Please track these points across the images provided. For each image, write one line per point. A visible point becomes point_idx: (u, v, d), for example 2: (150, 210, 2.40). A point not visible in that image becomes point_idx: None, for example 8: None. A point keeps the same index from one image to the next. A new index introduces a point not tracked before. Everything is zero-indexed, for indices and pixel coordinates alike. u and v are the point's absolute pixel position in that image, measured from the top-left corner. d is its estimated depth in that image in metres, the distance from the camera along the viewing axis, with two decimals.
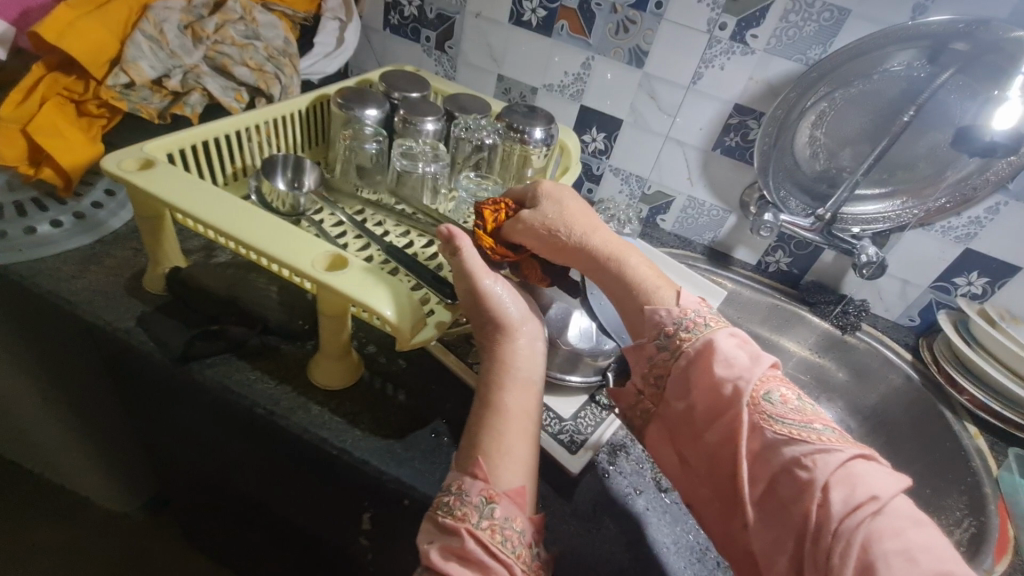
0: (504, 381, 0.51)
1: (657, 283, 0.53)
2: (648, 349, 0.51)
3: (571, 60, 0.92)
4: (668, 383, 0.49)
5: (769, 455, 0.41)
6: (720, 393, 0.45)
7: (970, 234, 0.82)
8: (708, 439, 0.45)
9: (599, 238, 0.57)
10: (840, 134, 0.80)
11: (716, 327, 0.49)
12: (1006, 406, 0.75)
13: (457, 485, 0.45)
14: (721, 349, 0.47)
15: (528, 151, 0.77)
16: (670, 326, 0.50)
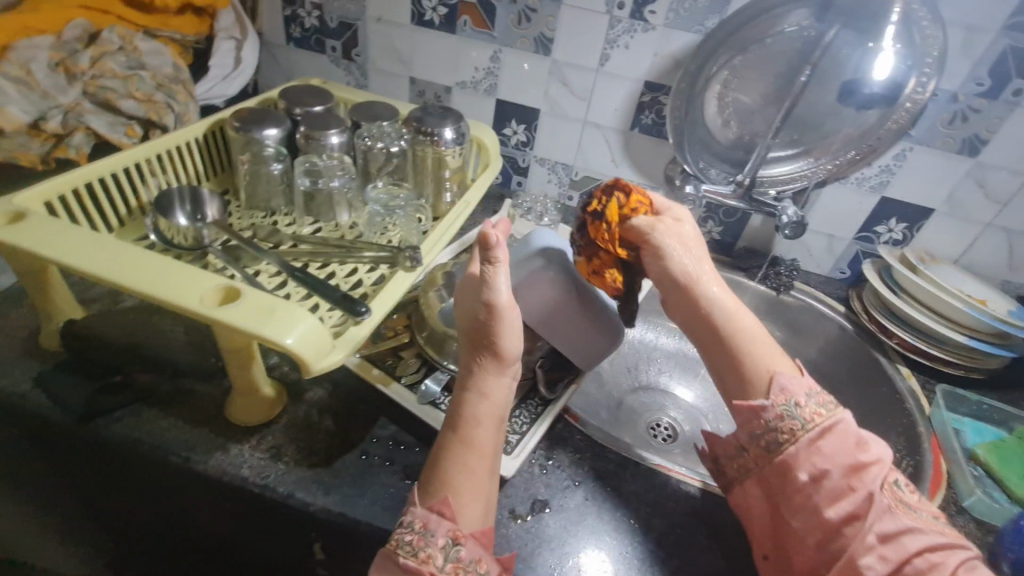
0: (485, 415, 0.50)
1: (775, 355, 0.54)
2: (772, 414, 0.50)
3: (479, 55, 0.91)
4: (791, 451, 0.49)
5: (893, 540, 0.45)
6: (858, 471, 0.47)
7: (883, 182, 0.84)
8: (827, 513, 0.47)
9: (713, 299, 0.57)
10: (747, 101, 0.81)
11: (837, 408, 0.50)
12: (932, 345, 0.77)
13: (419, 523, 0.45)
14: (849, 429, 0.49)
15: (441, 153, 0.76)
16: (804, 400, 0.51)
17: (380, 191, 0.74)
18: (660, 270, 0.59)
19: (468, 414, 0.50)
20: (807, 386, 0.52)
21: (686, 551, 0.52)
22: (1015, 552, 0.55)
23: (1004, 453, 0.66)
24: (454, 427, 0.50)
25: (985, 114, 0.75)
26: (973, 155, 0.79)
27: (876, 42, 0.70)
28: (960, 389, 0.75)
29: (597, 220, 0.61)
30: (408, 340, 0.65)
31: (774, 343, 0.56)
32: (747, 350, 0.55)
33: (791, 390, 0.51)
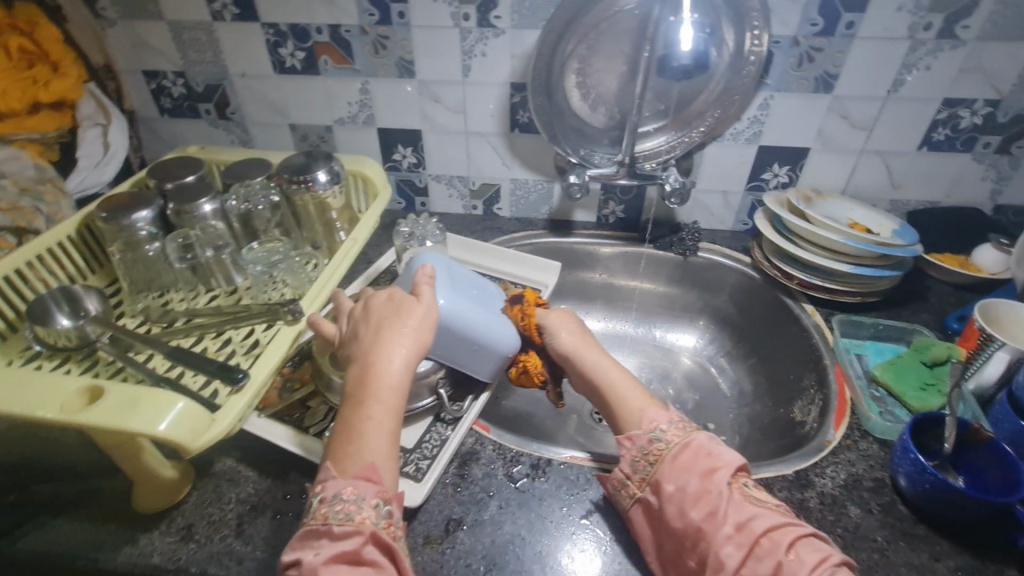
0: (397, 383, 0.53)
1: (644, 399, 0.59)
2: (642, 440, 0.55)
3: (348, 90, 0.92)
4: (658, 470, 0.52)
5: (746, 528, 0.47)
6: (710, 474, 0.50)
7: (756, 132, 0.87)
8: (693, 516, 0.49)
9: (602, 366, 0.63)
10: (608, 83, 0.83)
11: (695, 431, 0.55)
12: (826, 278, 0.80)
13: (348, 493, 0.47)
14: (701, 443, 0.53)
15: (322, 197, 0.78)
16: (667, 425, 0.55)
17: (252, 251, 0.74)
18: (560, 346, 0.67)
19: (378, 382, 0.52)
20: (670, 415, 0.57)
21: (598, 534, 0.54)
22: (905, 466, 0.55)
23: (900, 368, 0.68)
24: (363, 395, 0.52)
25: (827, 51, 0.78)
26: (828, 91, 0.81)
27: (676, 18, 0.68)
28: (859, 315, 0.79)
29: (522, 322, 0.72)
30: (313, 390, 0.66)
31: (642, 390, 0.61)
32: (621, 400, 0.60)
33: (657, 419, 0.56)
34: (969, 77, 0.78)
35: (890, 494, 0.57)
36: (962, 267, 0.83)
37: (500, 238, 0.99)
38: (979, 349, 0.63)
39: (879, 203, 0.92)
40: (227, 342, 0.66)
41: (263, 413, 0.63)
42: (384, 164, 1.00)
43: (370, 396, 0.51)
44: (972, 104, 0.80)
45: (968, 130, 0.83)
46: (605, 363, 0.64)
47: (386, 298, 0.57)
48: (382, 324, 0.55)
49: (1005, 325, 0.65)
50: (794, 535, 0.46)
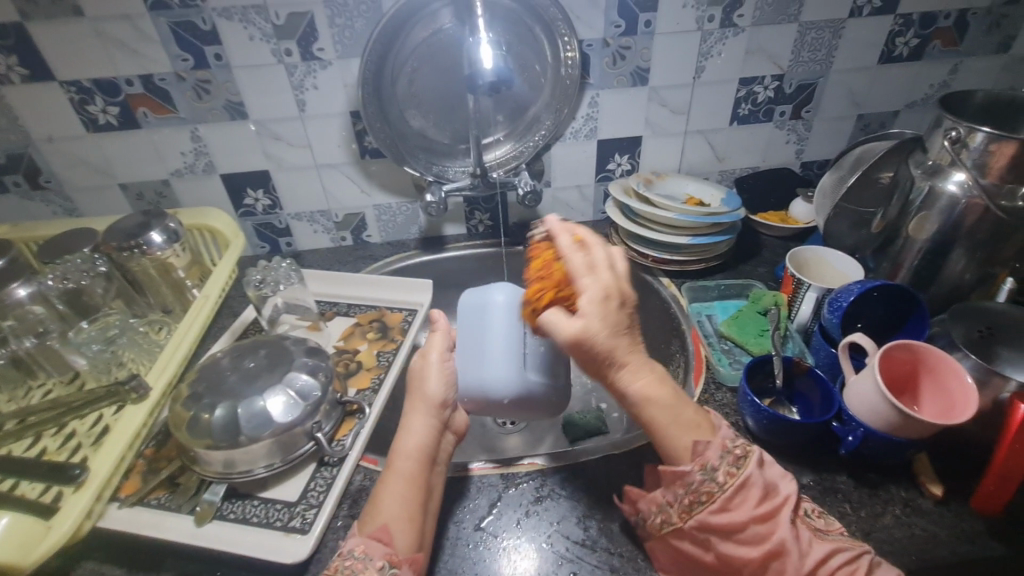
0: (410, 451, 0.54)
1: (693, 427, 0.50)
2: (690, 478, 0.49)
3: (178, 139, 0.86)
4: (707, 511, 0.48)
5: (823, 565, 0.45)
6: (774, 514, 0.47)
7: (592, 128, 0.93)
8: (754, 557, 0.46)
9: (630, 374, 0.51)
10: (444, 101, 0.85)
11: (748, 462, 0.48)
12: (673, 252, 0.88)
13: (359, 550, 0.46)
14: (760, 480, 0.47)
15: (162, 258, 0.73)
16: (718, 462, 0.48)
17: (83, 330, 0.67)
18: (579, 353, 0.50)
19: (395, 452, 0.55)
20: (722, 445, 0.49)
21: (493, 539, 0.56)
22: (748, 408, 0.61)
23: (742, 321, 0.76)
24: (387, 463, 0.54)
25: (635, 49, 0.86)
26: (644, 84, 0.90)
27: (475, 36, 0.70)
28: (703, 279, 0.88)
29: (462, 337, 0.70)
30: (179, 464, 0.61)
31: (692, 407, 0.52)
32: (650, 419, 0.51)
33: (707, 454, 0.48)
34: (755, 58, 0.89)
35: (744, 435, 0.64)
36: (783, 222, 0.95)
37: (373, 265, 0.98)
38: (795, 293, 0.72)
39: (711, 175, 1.03)
40: (70, 437, 0.59)
41: (125, 504, 0.57)
42: (236, 210, 0.96)
43: (395, 461, 0.54)
44: (763, 81, 0.92)
45: (765, 103, 0.95)
46: (637, 382, 0.51)
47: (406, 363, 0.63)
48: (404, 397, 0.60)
49: (813, 268, 0.76)
50: (868, 562, 0.46)
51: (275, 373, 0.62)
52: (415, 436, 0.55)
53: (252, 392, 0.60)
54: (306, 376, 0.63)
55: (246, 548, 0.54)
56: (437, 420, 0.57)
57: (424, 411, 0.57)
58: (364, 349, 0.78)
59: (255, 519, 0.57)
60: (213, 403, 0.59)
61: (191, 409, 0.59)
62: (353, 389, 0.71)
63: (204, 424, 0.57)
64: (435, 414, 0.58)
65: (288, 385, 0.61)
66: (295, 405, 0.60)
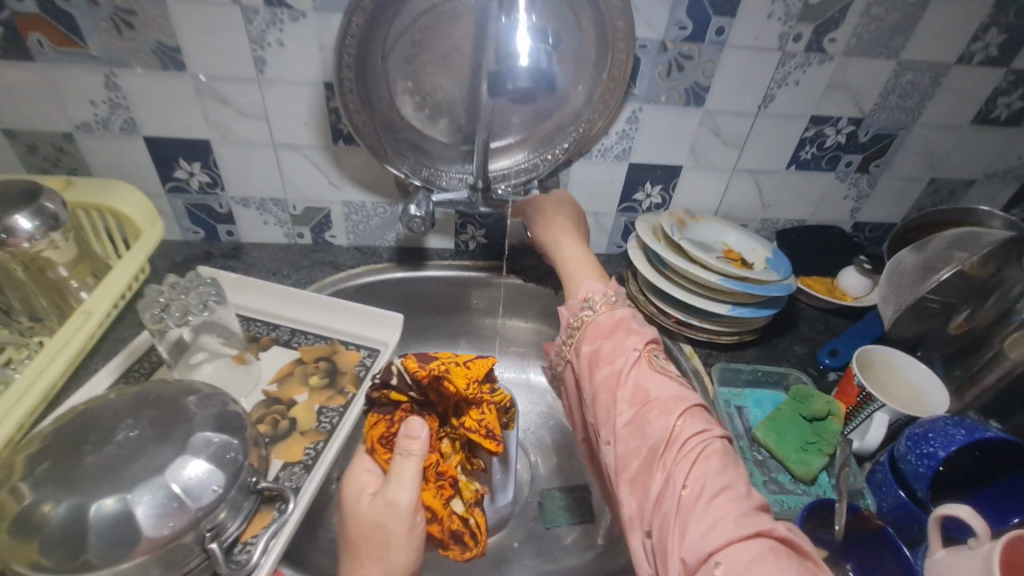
0: None
1: (613, 327, 0.58)
2: (576, 309, 0.62)
3: (86, 83, 0.65)
4: (582, 337, 0.59)
5: (638, 385, 0.52)
6: (623, 337, 0.57)
7: (625, 148, 0.76)
8: (588, 374, 0.56)
9: (573, 252, 0.73)
10: (449, 89, 0.66)
11: (631, 314, 0.60)
12: (703, 319, 0.71)
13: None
14: (624, 319, 0.59)
15: (32, 251, 0.53)
16: (599, 298, 0.61)
17: None
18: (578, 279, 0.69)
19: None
20: (604, 291, 0.62)
21: None
22: None
23: (780, 426, 0.61)
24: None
25: (697, 60, 0.68)
26: (699, 104, 0.72)
27: (509, 17, 0.50)
28: (735, 360, 0.72)
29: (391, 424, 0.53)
30: None
31: (593, 263, 0.71)
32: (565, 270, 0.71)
33: (592, 291, 0.63)
34: (834, 94, 0.73)
35: None
36: (830, 294, 0.80)
37: (333, 276, 0.79)
38: (860, 406, 0.57)
39: (751, 222, 0.87)
40: None
41: None
42: (163, 184, 0.74)
43: None
44: (837, 122, 0.76)
45: (832, 149, 0.78)
46: (571, 242, 0.73)
47: (347, 510, 0.47)
48: (345, 559, 0.46)
49: (876, 372, 0.61)
50: (684, 400, 0.50)
51: (159, 452, 0.44)
52: None
53: (117, 482, 0.41)
54: (201, 463, 0.44)
55: None
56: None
57: None
58: (302, 402, 0.60)
59: None
60: (56, 495, 0.40)
61: (22, 499, 0.41)
62: (277, 462, 0.54)
63: (40, 524, 0.40)
64: None
65: (186, 459, 0.44)
66: (181, 508, 0.42)
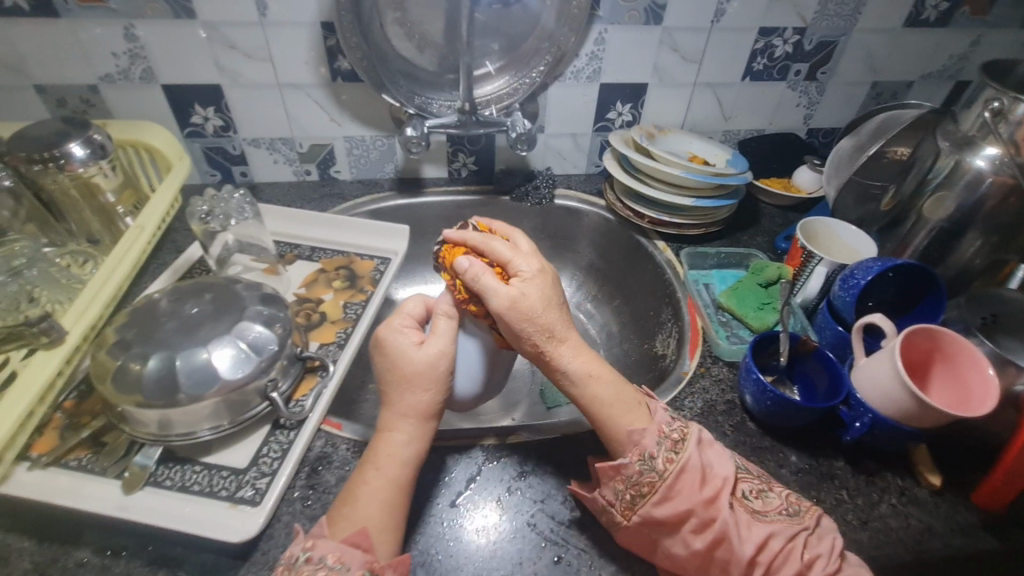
0: (403, 458, 0.49)
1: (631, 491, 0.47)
2: (630, 471, 0.48)
3: (108, 36, 0.72)
4: (655, 504, 0.47)
5: (761, 548, 0.45)
6: (711, 501, 0.46)
7: (596, 70, 0.83)
8: (699, 547, 0.45)
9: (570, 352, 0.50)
10: (433, 21, 0.74)
11: (686, 445, 0.48)
12: (673, 214, 0.82)
13: (334, 558, 0.43)
14: (695, 464, 0.47)
15: (85, 177, 0.61)
16: (656, 449, 0.48)
17: None
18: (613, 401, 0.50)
19: (383, 453, 0.49)
20: (657, 431, 0.49)
21: (468, 516, 0.51)
22: (750, 387, 0.57)
23: (741, 292, 0.72)
24: (370, 459, 0.49)
25: None
26: (658, 23, 0.80)
27: None
28: (703, 246, 0.82)
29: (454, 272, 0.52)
30: (106, 420, 0.53)
31: (633, 386, 0.52)
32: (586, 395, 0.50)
33: (643, 441, 0.48)
34: (779, 5, 0.81)
35: (740, 413, 0.60)
36: (785, 190, 0.90)
37: (341, 206, 0.88)
38: (803, 265, 0.68)
39: (714, 134, 0.96)
40: None
41: (36, 466, 0.49)
42: (181, 129, 0.82)
43: (367, 461, 0.48)
44: (783, 33, 0.84)
45: (782, 58, 0.87)
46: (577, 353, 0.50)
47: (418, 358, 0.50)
48: (391, 389, 0.51)
49: (821, 240, 0.72)
50: (805, 540, 0.45)
51: (222, 321, 0.53)
52: (410, 444, 0.49)
53: (193, 343, 0.51)
54: (260, 327, 0.54)
55: (181, 522, 0.46)
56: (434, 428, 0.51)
57: (424, 420, 0.50)
58: (329, 299, 0.69)
59: (195, 487, 0.50)
60: (145, 353, 0.50)
61: (118, 359, 0.50)
62: (315, 343, 0.63)
63: (135, 377, 0.49)
64: (430, 421, 0.51)
65: (242, 325, 0.54)
66: (248, 360, 0.52)
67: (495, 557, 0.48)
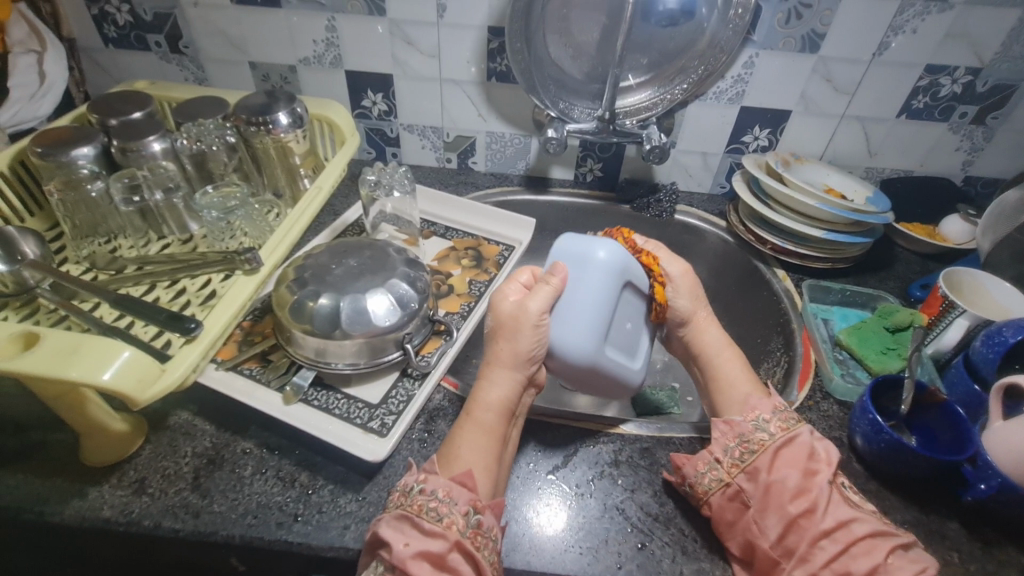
0: (491, 403, 0.56)
1: (738, 440, 0.55)
2: (742, 427, 0.56)
3: (313, 26, 0.85)
4: (761, 459, 0.53)
5: (846, 529, 0.48)
6: (812, 474, 0.52)
7: (739, 92, 0.84)
8: (789, 510, 0.50)
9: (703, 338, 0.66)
10: (589, 33, 0.80)
11: (798, 424, 0.55)
12: (799, 244, 0.81)
13: (443, 492, 0.48)
14: (806, 441, 0.54)
15: (284, 141, 0.73)
16: (770, 416, 0.56)
17: (208, 196, 0.70)
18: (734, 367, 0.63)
19: (476, 402, 0.56)
20: (773, 404, 0.57)
21: (560, 489, 0.55)
22: (863, 426, 0.56)
23: (864, 332, 0.70)
24: (467, 409, 0.56)
25: (816, 8, 0.75)
26: (814, 51, 0.79)
27: None
28: (826, 281, 0.81)
29: (638, 252, 0.67)
30: (273, 342, 0.63)
31: (754, 380, 0.61)
32: (710, 356, 0.65)
33: (759, 407, 0.57)
34: (953, 43, 0.77)
35: (847, 452, 0.59)
36: (929, 237, 0.85)
37: (473, 193, 0.96)
38: (942, 315, 0.65)
39: (855, 170, 0.92)
40: (180, 293, 0.62)
41: (221, 366, 0.60)
42: (352, 110, 0.95)
43: (474, 409, 0.55)
44: (954, 72, 0.79)
45: (947, 99, 0.82)
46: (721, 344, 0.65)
47: (492, 304, 0.61)
48: (489, 342, 0.60)
49: (965, 292, 0.68)
50: (892, 543, 0.47)
51: (377, 276, 0.62)
52: (499, 389, 0.57)
53: (355, 290, 0.60)
54: (406, 285, 0.63)
55: (326, 435, 0.55)
56: (523, 374, 0.58)
57: (509, 367, 0.58)
58: (457, 275, 0.76)
59: (336, 410, 0.58)
60: (318, 292, 0.59)
61: (296, 293, 0.60)
62: (442, 309, 0.71)
63: (308, 311, 0.59)
64: (517, 370, 0.58)
65: (393, 281, 0.62)
66: (394, 311, 0.60)
67: (584, 529, 0.52)
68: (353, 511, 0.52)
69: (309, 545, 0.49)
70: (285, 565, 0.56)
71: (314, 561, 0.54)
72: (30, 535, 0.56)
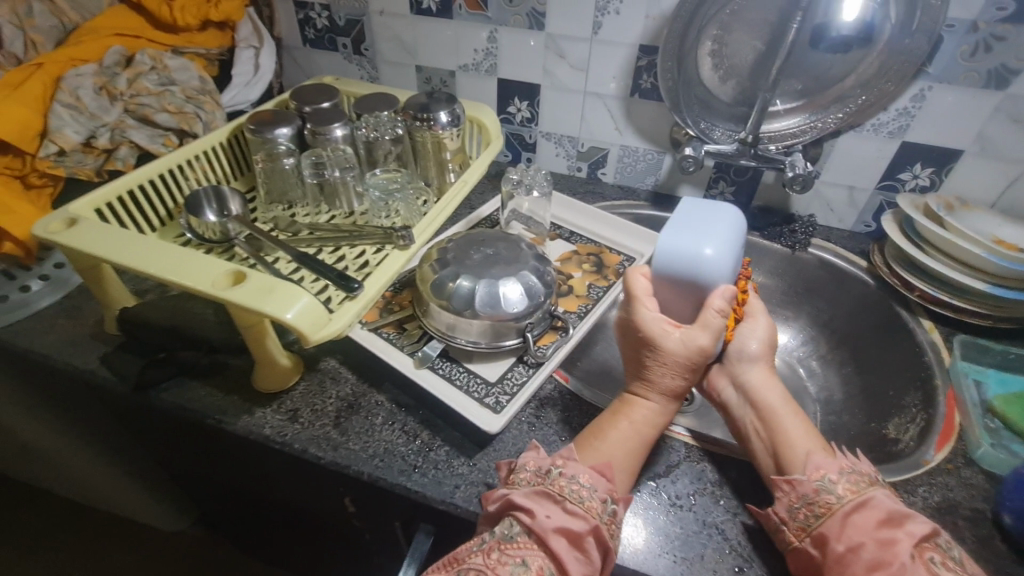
0: (649, 418, 0.57)
1: (795, 498, 0.50)
2: (805, 488, 0.50)
3: (477, 37, 0.93)
4: (826, 525, 0.47)
5: None
6: (889, 543, 0.44)
7: (903, 126, 0.79)
8: None
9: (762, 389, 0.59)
10: (743, 56, 0.79)
11: (871, 486, 0.49)
12: (954, 295, 0.74)
13: (586, 478, 0.50)
14: (881, 504, 0.47)
15: (440, 136, 0.81)
16: (837, 476, 0.50)
17: (375, 179, 0.80)
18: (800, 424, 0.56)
19: (634, 410, 0.57)
20: (839, 464, 0.51)
21: (660, 496, 0.55)
22: (1015, 502, 0.51)
23: None
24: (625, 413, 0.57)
25: (1011, 42, 0.69)
26: (1002, 89, 0.72)
27: None
28: (983, 340, 0.73)
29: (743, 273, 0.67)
30: (410, 313, 0.70)
31: (819, 437, 0.55)
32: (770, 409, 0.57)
33: (824, 467, 0.51)
34: None
35: (989, 528, 0.53)
36: None
37: (599, 203, 0.99)
38: None
39: None
40: (342, 258, 0.71)
41: (365, 326, 0.68)
42: (498, 115, 1.02)
43: (629, 414, 0.57)
44: None
45: None
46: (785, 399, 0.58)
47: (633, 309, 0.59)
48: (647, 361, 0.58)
49: None
50: None
51: (510, 266, 0.67)
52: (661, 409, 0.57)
53: (490, 276, 0.65)
54: (535, 278, 0.67)
55: (449, 402, 0.60)
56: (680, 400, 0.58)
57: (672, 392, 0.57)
58: (578, 277, 0.79)
59: (458, 382, 0.63)
60: (457, 274, 0.66)
61: (437, 272, 0.67)
62: (561, 307, 0.74)
63: (447, 289, 0.65)
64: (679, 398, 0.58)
65: (524, 272, 0.67)
66: (518, 299, 0.64)
67: (680, 539, 0.52)
68: (464, 473, 0.57)
69: (425, 495, 0.55)
70: (397, 511, 0.62)
71: (423, 511, 0.60)
72: (205, 439, 0.69)
